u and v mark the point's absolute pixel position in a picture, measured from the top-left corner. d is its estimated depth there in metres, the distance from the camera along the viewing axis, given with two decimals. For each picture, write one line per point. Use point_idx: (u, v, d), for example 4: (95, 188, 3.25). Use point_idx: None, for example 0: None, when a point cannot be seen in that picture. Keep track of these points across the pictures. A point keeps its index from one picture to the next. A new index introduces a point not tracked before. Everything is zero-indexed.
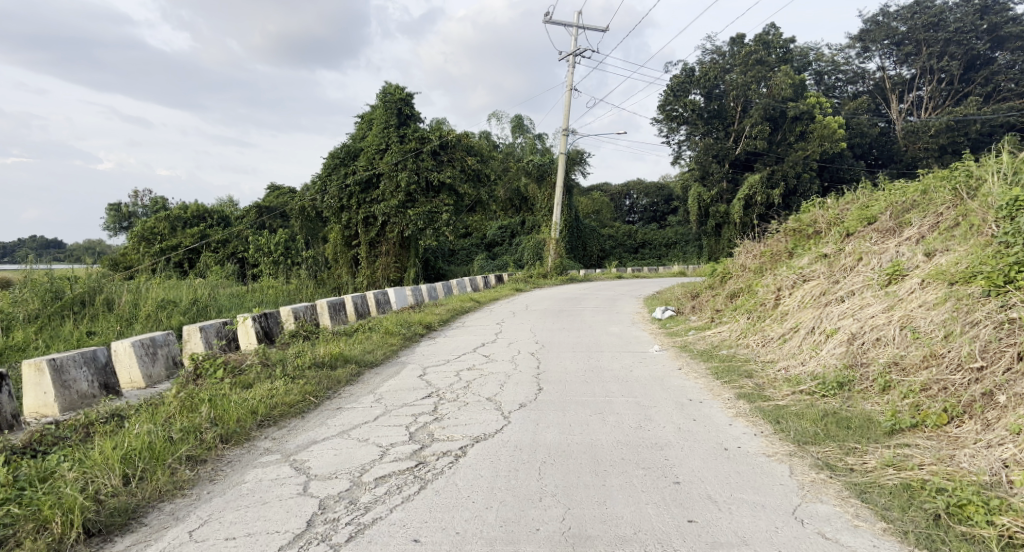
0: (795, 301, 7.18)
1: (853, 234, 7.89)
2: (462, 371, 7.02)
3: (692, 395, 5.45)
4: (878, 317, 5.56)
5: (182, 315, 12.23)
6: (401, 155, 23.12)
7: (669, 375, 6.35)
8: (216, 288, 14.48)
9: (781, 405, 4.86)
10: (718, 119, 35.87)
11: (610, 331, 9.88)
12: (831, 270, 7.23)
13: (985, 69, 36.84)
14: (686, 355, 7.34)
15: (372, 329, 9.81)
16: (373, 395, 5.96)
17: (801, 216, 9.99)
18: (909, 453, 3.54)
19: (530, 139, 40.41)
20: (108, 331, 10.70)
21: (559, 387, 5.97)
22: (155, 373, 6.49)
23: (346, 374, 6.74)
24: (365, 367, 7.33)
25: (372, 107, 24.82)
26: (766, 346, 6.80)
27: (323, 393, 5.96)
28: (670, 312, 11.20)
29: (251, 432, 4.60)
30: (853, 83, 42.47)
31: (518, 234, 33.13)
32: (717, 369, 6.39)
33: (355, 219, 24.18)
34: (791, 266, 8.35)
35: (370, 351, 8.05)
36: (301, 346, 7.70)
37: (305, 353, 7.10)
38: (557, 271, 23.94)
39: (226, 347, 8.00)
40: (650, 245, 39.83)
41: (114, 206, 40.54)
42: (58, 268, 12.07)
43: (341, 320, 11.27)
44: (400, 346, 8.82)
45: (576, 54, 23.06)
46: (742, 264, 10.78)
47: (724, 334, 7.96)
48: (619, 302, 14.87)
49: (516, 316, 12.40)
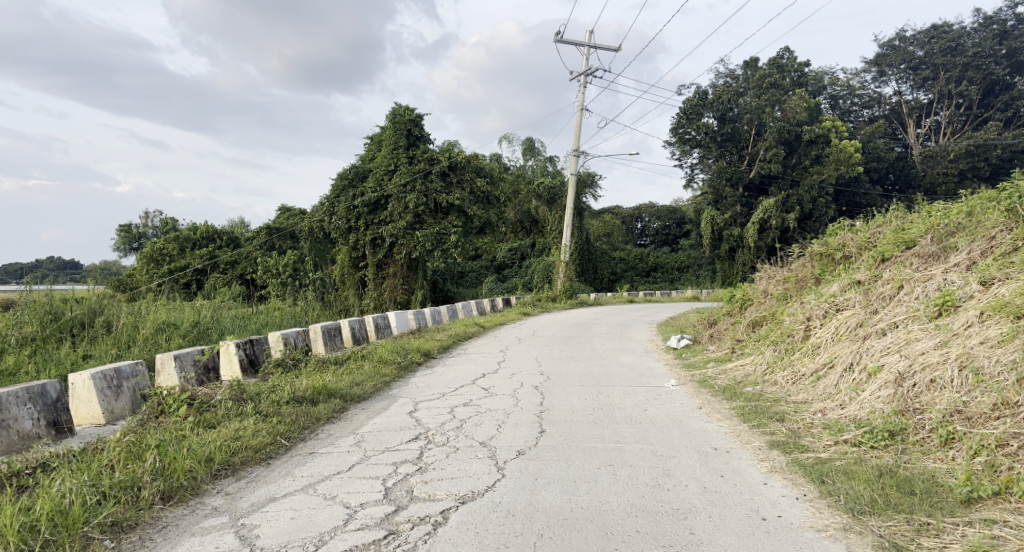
0: (827, 333, 6.46)
1: (889, 258, 7.19)
2: (456, 408, 6.35)
3: (717, 442, 4.73)
4: (930, 354, 4.82)
5: (182, 337, 11.69)
6: (409, 176, 22.75)
7: (687, 416, 5.65)
8: (218, 310, 13.92)
9: (822, 458, 4.11)
10: (731, 142, 35.27)
11: (621, 361, 9.17)
12: (868, 299, 6.50)
13: (1005, 94, 36.16)
14: (706, 392, 6.61)
15: (366, 357, 9.16)
16: (355, 438, 5.33)
17: (827, 239, 9.32)
18: (1000, 537, 2.82)
19: (542, 161, 40.03)
20: (103, 354, 10.16)
21: (563, 429, 5.29)
22: (117, 409, 5.91)
23: (326, 411, 6.11)
24: (351, 402, 6.70)
25: (382, 128, 24.53)
26: (798, 385, 6.05)
27: (296, 434, 5.33)
28: (685, 341, 10.49)
29: (201, 487, 3.98)
30: (869, 107, 41.89)
31: (528, 256, 32.53)
32: (743, 410, 5.65)
33: (363, 240, 23.70)
34: (819, 294, 7.65)
35: (358, 384, 7.40)
36: (283, 378, 7.08)
37: (286, 386, 6.49)
38: (567, 294, 23.23)
39: (203, 377, 7.42)
40: (662, 268, 39.01)
41: (124, 228, 40.38)
42: (60, 289, 11.66)
43: (337, 346, 10.65)
44: (393, 377, 8.16)
45: (588, 74, 22.76)
46: (763, 291, 10.11)
47: (747, 368, 7.22)
48: (631, 328, 14.15)
49: (522, 342, 11.74)
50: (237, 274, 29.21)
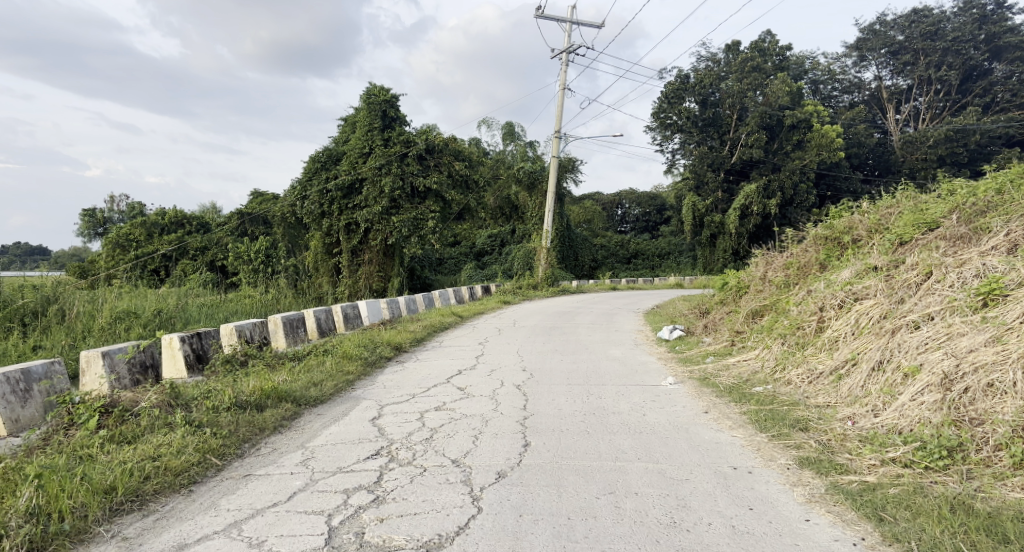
0: (846, 326, 5.73)
1: (907, 242, 6.47)
2: (427, 414, 5.52)
3: (736, 459, 3.95)
4: (982, 352, 4.08)
5: (143, 327, 10.77)
6: (385, 158, 21.69)
7: (693, 423, 4.90)
8: (183, 299, 12.97)
9: (871, 484, 3.35)
10: (713, 127, 34.72)
11: (610, 354, 8.42)
12: (890, 287, 5.77)
13: (983, 80, 36.07)
14: (709, 393, 5.86)
15: (329, 352, 8.28)
16: (303, 454, 4.47)
17: (832, 222, 8.66)
18: None
19: (522, 146, 39.08)
20: (55, 346, 9.37)
21: (552, 441, 4.51)
22: (25, 417, 4.97)
23: (273, 419, 5.23)
24: (305, 407, 5.83)
25: (356, 109, 23.33)
26: (815, 385, 5.34)
27: (231, 449, 4.44)
28: (678, 332, 9.75)
29: (91, 534, 3.11)
30: (849, 92, 41.48)
31: (508, 243, 31.69)
32: (758, 417, 4.88)
33: (336, 226, 22.60)
34: (829, 280, 6.93)
35: (315, 385, 6.54)
36: (227, 379, 6.18)
37: (228, 390, 5.61)
38: (547, 282, 22.45)
39: (138, 377, 6.48)
40: (642, 255, 38.43)
41: (87, 212, 38.51)
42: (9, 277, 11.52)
43: (300, 339, 9.72)
44: (359, 376, 7.30)
45: (570, 52, 21.83)
46: (761, 278, 9.43)
47: (753, 365, 6.48)
48: (617, 317, 13.41)
49: (502, 334, 10.91)
50: (208, 261, 27.96)
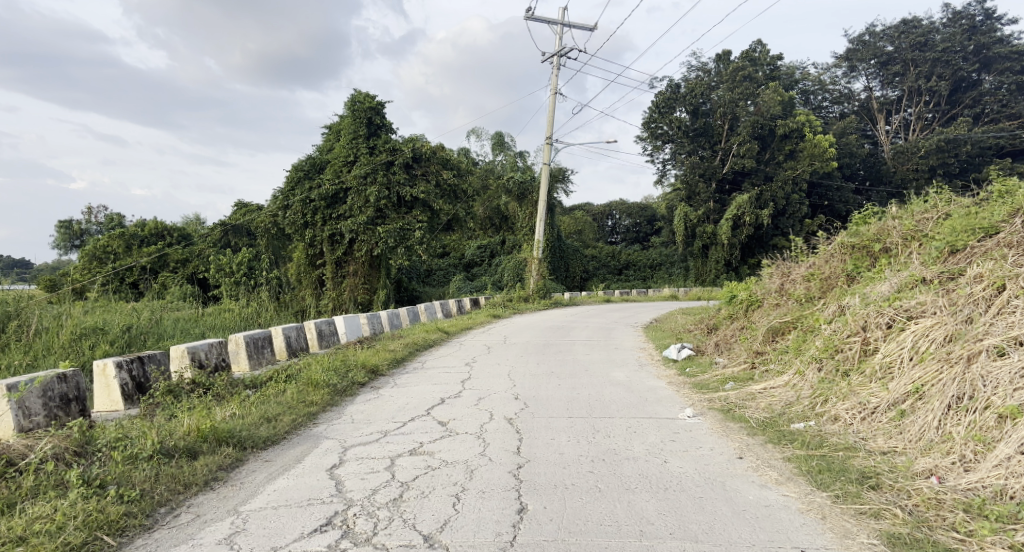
0: (901, 349, 4.78)
1: (960, 250, 5.52)
2: (399, 460, 4.53)
3: (800, 538, 2.98)
4: None
5: (111, 344, 9.83)
6: (370, 167, 20.75)
7: (729, 476, 3.91)
8: (157, 313, 11.99)
9: None
10: (704, 137, 33.90)
11: (613, 377, 7.43)
12: (951, 302, 4.83)
13: (972, 90, 35.76)
14: (739, 431, 4.89)
15: (293, 378, 7.22)
16: (232, 525, 3.47)
17: (857, 229, 7.73)
18: None
19: (513, 157, 38.29)
20: (8, 366, 8.40)
21: (554, 508, 3.52)
22: None
23: (203, 471, 4.20)
24: (251, 451, 4.84)
25: (340, 116, 22.33)
26: (873, 425, 4.37)
27: (136, 520, 3.44)
28: (686, 351, 8.76)
29: None
30: (839, 103, 41.09)
31: (498, 254, 30.79)
32: (808, 467, 3.90)
33: (320, 236, 21.46)
34: (866, 295, 5.99)
35: (268, 421, 5.52)
36: (162, 418, 5.17)
37: (155, 432, 4.62)
38: (539, 294, 21.50)
39: (59, 412, 5.34)
40: (634, 266, 37.47)
41: (64, 224, 37.08)
42: None
43: (266, 361, 8.69)
44: (323, 407, 6.27)
45: (560, 56, 21.02)
46: (778, 292, 8.50)
47: (785, 395, 5.52)
48: (615, 332, 12.42)
49: (490, 353, 9.89)
50: (189, 273, 26.82)
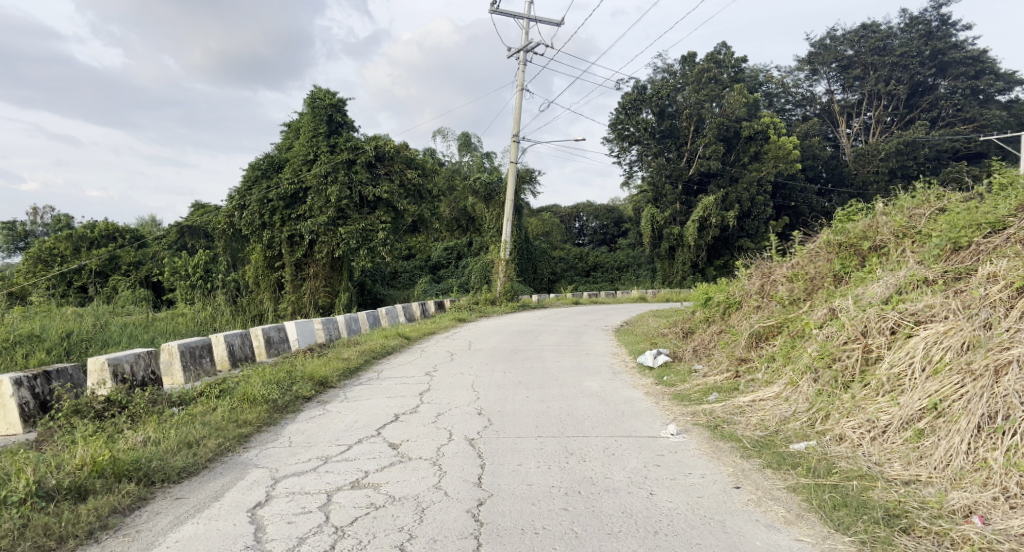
0: (910, 359, 4.25)
1: (963, 247, 5.03)
2: (336, 496, 3.79)
3: None
4: None
5: (46, 353, 8.85)
6: (330, 166, 19.81)
7: (728, 513, 3.30)
8: (101, 318, 10.97)
9: None
10: (671, 138, 33.76)
11: (586, 388, 6.79)
12: (965, 306, 4.30)
13: (928, 95, 36.43)
14: (732, 453, 4.28)
15: (229, 394, 6.38)
16: None
17: (842, 227, 7.25)
18: None
19: (480, 157, 37.56)
20: None
21: None
22: None
23: (88, 519, 3.42)
24: (161, 487, 4.06)
25: (299, 113, 21.24)
26: (889, 449, 3.80)
27: None
28: (663, 358, 8.16)
29: None
30: (801, 106, 41.40)
31: (465, 256, 30.03)
32: (821, 501, 3.31)
33: (278, 238, 20.37)
34: (860, 296, 5.47)
35: (188, 447, 4.71)
36: (57, 448, 4.33)
37: (36, 468, 3.77)
38: (506, 297, 20.83)
39: None
40: (602, 268, 36.96)
41: (7, 225, 34.88)
42: None
43: (204, 372, 7.79)
44: (258, 427, 5.47)
45: (527, 51, 20.42)
46: (758, 294, 7.97)
47: (780, 409, 4.95)
48: (585, 336, 11.83)
49: (454, 360, 9.15)
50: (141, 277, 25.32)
